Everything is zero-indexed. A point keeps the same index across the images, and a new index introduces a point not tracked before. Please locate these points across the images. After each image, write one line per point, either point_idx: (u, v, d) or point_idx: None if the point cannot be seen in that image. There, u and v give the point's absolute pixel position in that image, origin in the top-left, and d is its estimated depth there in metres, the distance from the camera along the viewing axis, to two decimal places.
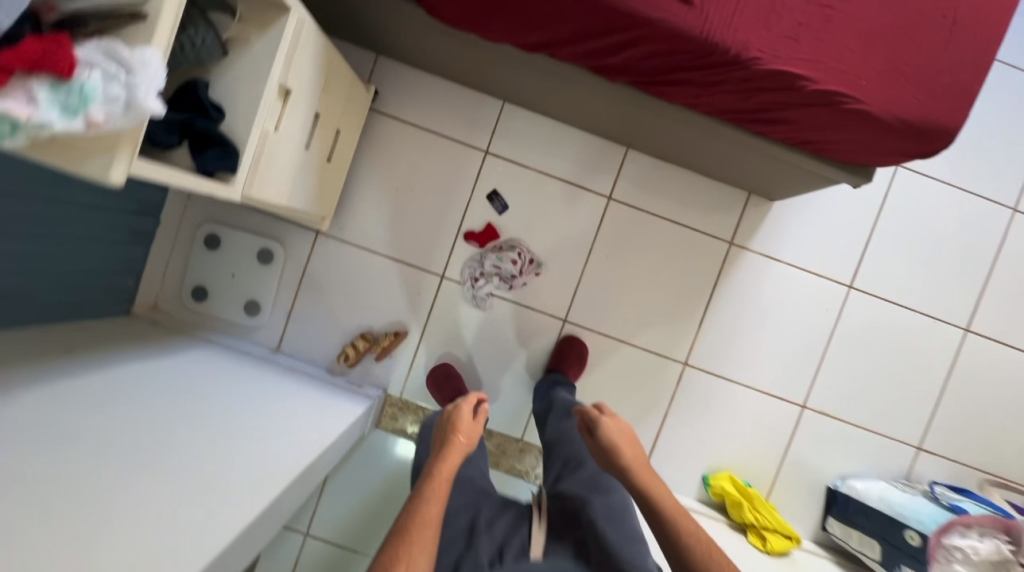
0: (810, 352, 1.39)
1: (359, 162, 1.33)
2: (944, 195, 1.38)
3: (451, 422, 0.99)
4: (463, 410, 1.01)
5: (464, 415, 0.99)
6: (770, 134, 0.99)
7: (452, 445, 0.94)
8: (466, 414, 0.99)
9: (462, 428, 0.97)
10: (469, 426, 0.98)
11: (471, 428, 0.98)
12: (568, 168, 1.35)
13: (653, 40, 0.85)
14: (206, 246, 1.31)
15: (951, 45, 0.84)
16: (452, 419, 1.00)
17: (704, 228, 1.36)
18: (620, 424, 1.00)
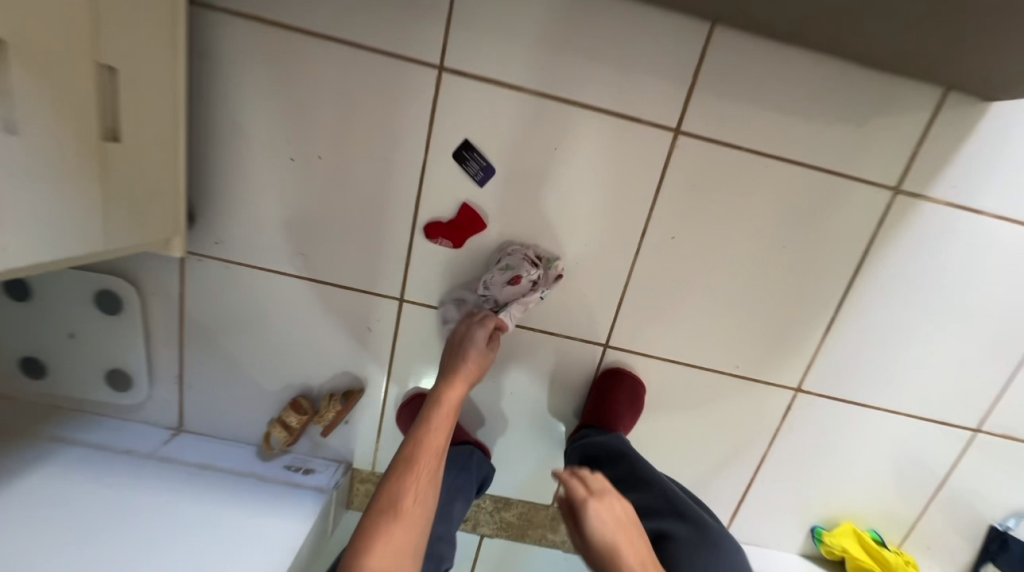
0: (1003, 353, 0.87)
1: (218, 118, 0.73)
2: None
3: (457, 343, 0.80)
4: (472, 328, 0.79)
5: (473, 336, 0.78)
6: None
7: (454, 377, 0.77)
8: (475, 335, 0.79)
9: (469, 359, 0.78)
10: (480, 356, 0.78)
11: (480, 356, 0.78)
12: (599, 81, 0.72)
13: None
14: (13, 295, 0.80)
15: None
16: (457, 338, 0.80)
17: (850, 168, 0.76)
18: (618, 508, 0.68)
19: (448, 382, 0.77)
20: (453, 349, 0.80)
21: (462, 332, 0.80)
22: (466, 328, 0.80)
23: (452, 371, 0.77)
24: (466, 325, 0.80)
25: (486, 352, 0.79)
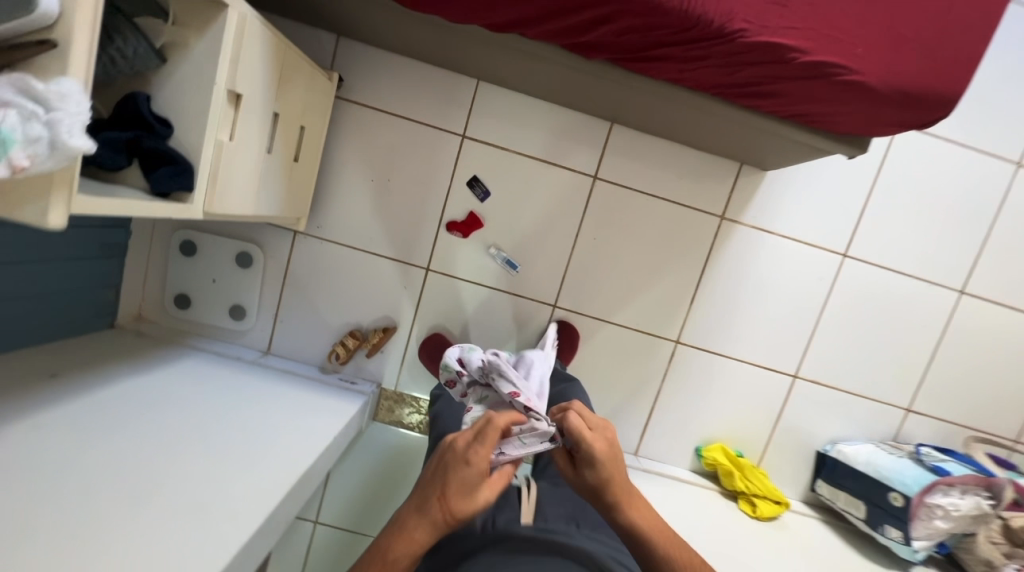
0: (802, 324, 1.39)
1: (332, 155, 1.27)
2: (943, 156, 1.33)
3: (452, 461, 0.73)
4: (476, 459, 0.72)
5: (474, 472, 0.72)
6: (760, 108, 0.93)
7: (441, 508, 0.71)
8: (475, 468, 0.72)
9: (465, 493, 0.72)
10: (465, 497, 0.72)
11: (475, 489, 0.73)
12: (551, 148, 1.29)
13: (630, 14, 0.78)
14: (184, 252, 1.28)
15: (956, 5, 0.77)
16: (454, 464, 0.72)
17: (694, 204, 1.32)
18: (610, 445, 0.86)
19: (443, 504, 0.72)
20: (448, 470, 0.73)
21: (459, 463, 0.72)
22: (466, 459, 0.72)
23: (441, 500, 0.71)
24: (467, 456, 0.73)
25: (475, 496, 0.72)
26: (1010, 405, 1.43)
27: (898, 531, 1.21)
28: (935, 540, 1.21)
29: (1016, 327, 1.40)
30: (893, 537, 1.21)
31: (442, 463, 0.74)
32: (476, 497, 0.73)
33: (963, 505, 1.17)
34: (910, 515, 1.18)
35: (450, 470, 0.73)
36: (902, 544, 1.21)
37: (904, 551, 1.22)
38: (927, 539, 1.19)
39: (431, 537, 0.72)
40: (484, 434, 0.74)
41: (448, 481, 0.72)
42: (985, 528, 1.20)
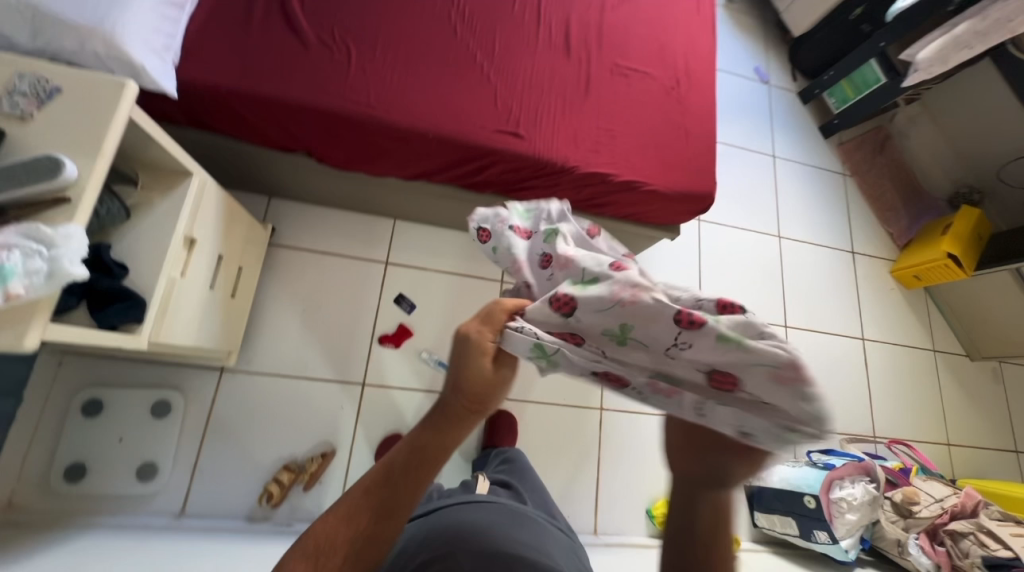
0: None
1: (264, 293, 1.39)
2: (735, 236, 1.91)
3: (459, 348, 0.57)
4: (483, 339, 0.57)
5: (484, 353, 0.57)
6: (604, 213, 1.34)
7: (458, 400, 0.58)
8: (489, 355, 0.57)
9: (482, 387, 0.58)
10: (484, 380, 0.57)
11: (490, 378, 0.58)
12: (462, 264, 1.57)
13: (503, 161, 1.16)
14: (86, 415, 1.18)
15: (693, 145, 1.28)
16: (460, 349, 0.57)
17: None
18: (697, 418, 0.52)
19: (450, 406, 0.59)
20: (456, 365, 0.58)
21: (471, 344, 0.57)
22: (471, 340, 0.57)
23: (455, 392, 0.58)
24: (474, 343, 0.57)
25: (495, 377, 0.58)
26: (856, 407, 1.82)
27: (825, 533, 1.37)
28: (856, 535, 1.39)
29: (831, 345, 1.87)
30: (823, 540, 1.37)
31: (444, 364, 0.60)
32: (494, 388, 0.58)
33: (857, 493, 1.40)
34: (825, 513, 1.36)
35: (455, 364, 0.58)
36: (832, 544, 1.36)
37: (837, 552, 1.37)
38: (848, 535, 1.37)
39: (452, 438, 0.60)
40: (506, 331, 0.58)
41: (455, 373, 0.58)
42: (882, 511, 1.41)
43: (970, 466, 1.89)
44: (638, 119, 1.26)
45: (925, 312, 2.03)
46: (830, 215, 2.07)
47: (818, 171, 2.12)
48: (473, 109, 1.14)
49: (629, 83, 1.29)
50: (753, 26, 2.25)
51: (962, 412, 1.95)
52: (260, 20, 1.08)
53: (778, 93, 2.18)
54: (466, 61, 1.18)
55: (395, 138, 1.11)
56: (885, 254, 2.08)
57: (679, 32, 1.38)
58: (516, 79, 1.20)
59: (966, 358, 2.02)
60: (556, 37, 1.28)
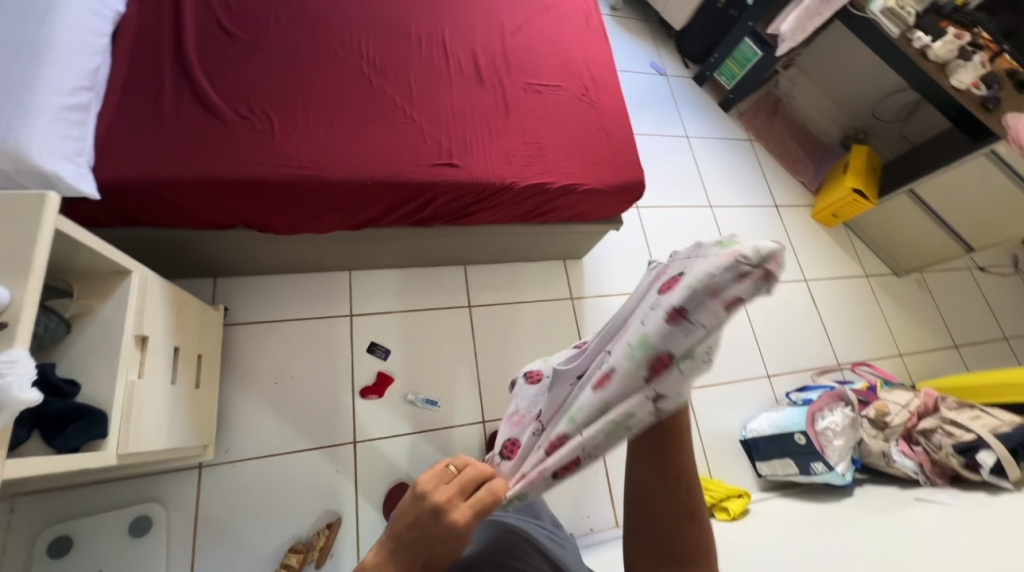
0: None
1: (230, 376, 1.33)
2: (672, 214, 2.05)
3: (427, 516, 0.56)
4: (451, 510, 0.56)
5: (450, 528, 0.55)
6: (550, 219, 1.41)
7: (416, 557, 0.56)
8: (461, 532, 0.56)
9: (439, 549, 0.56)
10: (446, 547, 0.56)
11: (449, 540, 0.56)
12: (427, 298, 1.59)
13: (444, 193, 1.20)
14: (54, 555, 1.08)
15: (614, 140, 1.39)
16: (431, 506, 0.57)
17: (548, 296, 1.72)
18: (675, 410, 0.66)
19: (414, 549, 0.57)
20: (424, 531, 0.56)
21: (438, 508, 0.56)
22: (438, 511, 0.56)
23: (416, 549, 0.56)
24: (450, 502, 0.57)
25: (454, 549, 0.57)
26: (817, 343, 1.97)
27: (821, 464, 1.46)
28: (847, 458, 1.48)
29: (780, 292, 2.03)
30: (821, 471, 1.46)
31: (413, 515, 0.57)
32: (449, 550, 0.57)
33: (838, 419, 1.50)
34: (816, 445, 1.46)
35: (423, 516, 0.56)
36: (829, 472, 1.45)
37: (836, 478, 1.46)
38: (841, 459, 1.47)
39: None
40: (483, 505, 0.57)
41: (420, 523, 0.57)
42: (863, 429, 1.53)
43: (924, 371, 2.08)
44: (559, 128, 1.35)
45: (850, 245, 2.25)
46: (749, 177, 2.27)
47: (728, 141, 2.33)
48: (404, 149, 1.18)
49: (543, 98, 1.38)
50: (640, 26, 2.46)
51: (904, 324, 2.16)
52: (172, 105, 1.07)
53: (676, 80, 2.39)
54: (388, 106, 1.23)
55: (334, 192, 1.12)
56: (804, 201, 2.29)
57: (576, 44, 1.50)
58: (439, 114, 1.26)
59: (894, 275, 2.25)
60: (468, 69, 1.35)
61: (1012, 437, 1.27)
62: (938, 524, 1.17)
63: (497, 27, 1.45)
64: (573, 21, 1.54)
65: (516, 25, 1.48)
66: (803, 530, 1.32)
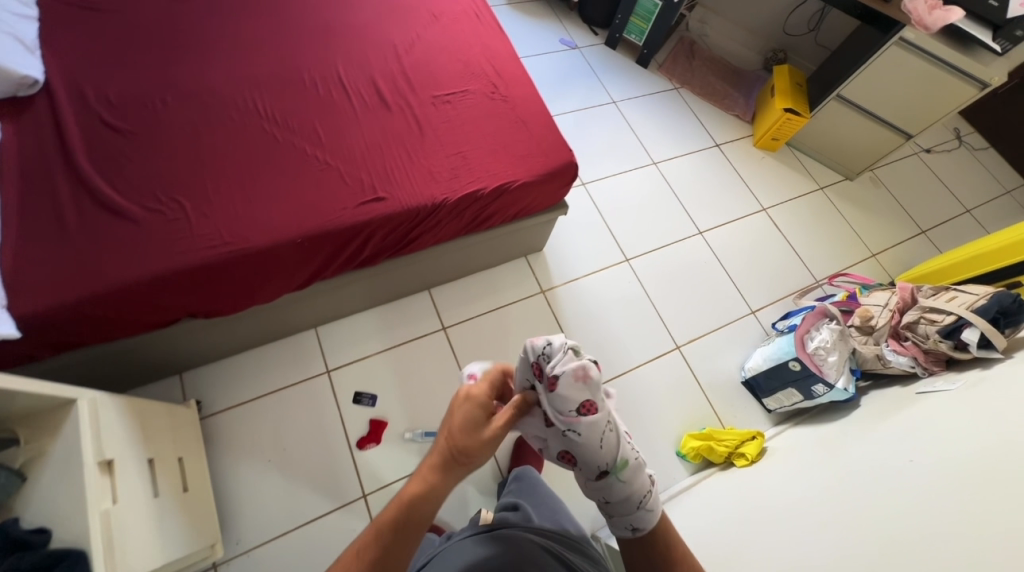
0: (647, 313, 1.78)
1: (221, 467, 1.30)
2: (620, 181, 2.05)
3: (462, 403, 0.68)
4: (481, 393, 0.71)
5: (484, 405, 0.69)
6: (495, 223, 1.39)
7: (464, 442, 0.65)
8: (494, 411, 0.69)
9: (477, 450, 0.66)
10: (485, 423, 0.67)
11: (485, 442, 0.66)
12: (400, 332, 1.57)
13: (378, 228, 1.18)
14: None
15: (535, 129, 1.37)
16: (472, 417, 0.67)
17: (520, 296, 1.71)
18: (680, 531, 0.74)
19: (454, 452, 0.65)
20: (469, 418, 0.67)
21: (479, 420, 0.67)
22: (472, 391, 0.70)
23: (463, 434, 0.65)
24: (484, 410, 0.68)
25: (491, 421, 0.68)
26: (791, 266, 1.99)
27: (822, 385, 1.47)
28: (846, 372, 1.50)
29: (743, 227, 2.04)
30: (823, 392, 1.47)
31: (455, 426, 0.66)
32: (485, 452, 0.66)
33: (826, 337, 1.53)
34: (811, 368, 1.47)
35: (466, 425, 0.66)
36: (832, 391, 1.46)
37: (840, 394, 1.47)
38: (839, 374, 1.48)
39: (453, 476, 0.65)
40: (515, 409, 0.71)
41: (464, 431, 0.65)
42: (853, 339, 1.55)
43: (899, 263, 2.11)
44: (478, 133, 1.33)
45: (798, 163, 2.27)
46: (684, 124, 2.27)
47: (655, 94, 2.33)
48: (327, 197, 1.16)
49: (454, 106, 1.37)
50: (540, 6, 2.45)
51: (868, 225, 2.20)
52: (74, 217, 1.03)
53: (589, 50, 2.38)
54: (300, 159, 1.20)
55: (267, 259, 1.09)
56: (743, 133, 2.30)
57: (474, 44, 1.49)
58: (354, 152, 1.23)
59: (848, 181, 2.28)
60: (371, 99, 1.33)
61: (988, 309, 1.29)
62: (942, 412, 1.18)
63: (390, 50, 1.43)
64: (465, 23, 1.52)
65: (410, 42, 1.46)
66: (818, 454, 1.33)
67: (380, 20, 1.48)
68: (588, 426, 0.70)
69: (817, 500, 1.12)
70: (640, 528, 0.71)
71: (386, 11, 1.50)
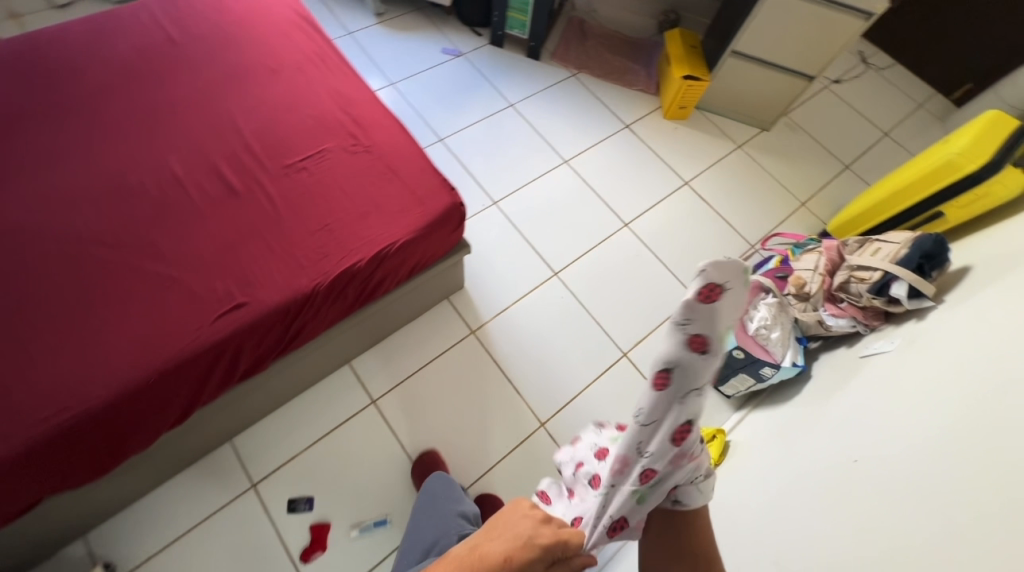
0: (587, 326, 1.69)
1: None
2: (533, 189, 1.93)
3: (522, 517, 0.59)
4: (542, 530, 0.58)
5: (534, 539, 0.56)
6: (390, 287, 1.27)
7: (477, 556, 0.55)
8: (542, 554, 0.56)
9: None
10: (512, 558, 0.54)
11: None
12: (326, 419, 1.44)
13: (248, 338, 1.04)
14: None
15: (407, 176, 1.24)
16: (533, 550, 0.55)
17: (450, 344, 1.59)
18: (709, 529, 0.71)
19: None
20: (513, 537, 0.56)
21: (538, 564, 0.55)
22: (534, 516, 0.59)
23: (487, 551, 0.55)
24: (545, 560, 0.56)
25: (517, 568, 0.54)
26: (723, 237, 1.92)
27: (769, 367, 1.41)
28: (790, 346, 1.44)
29: (668, 207, 1.96)
30: (772, 373, 1.41)
31: (506, 545, 0.55)
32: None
33: (765, 315, 1.46)
34: (755, 354, 1.41)
35: (517, 561, 0.54)
36: (780, 371, 1.41)
37: (788, 371, 1.42)
38: (784, 352, 1.42)
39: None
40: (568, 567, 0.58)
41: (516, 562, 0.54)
42: (793, 307, 1.48)
43: (830, 207, 2.07)
44: (344, 198, 1.20)
45: (711, 126, 2.19)
46: (589, 111, 2.16)
47: (552, 85, 2.20)
48: (179, 321, 1.01)
49: (312, 171, 1.22)
50: (414, 17, 2.27)
51: (793, 173, 2.14)
52: None
53: (475, 54, 2.23)
54: (139, 281, 1.04)
55: (121, 410, 0.95)
56: (651, 106, 2.20)
57: (325, 93, 1.33)
58: (202, 257, 1.08)
59: (764, 132, 2.22)
60: (216, 187, 1.17)
61: (912, 258, 1.24)
62: (888, 380, 1.13)
63: (227, 122, 1.26)
64: (311, 71, 1.36)
65: (250, 108, 1.29)
66: (776, 444, 1.28)
67: (212, 90, 1.31)
68: (702, 379, 0.58)
69: (777, 509, 1.05)
70: (686, 504, 0.66)
71: (217, 78, 1.33)
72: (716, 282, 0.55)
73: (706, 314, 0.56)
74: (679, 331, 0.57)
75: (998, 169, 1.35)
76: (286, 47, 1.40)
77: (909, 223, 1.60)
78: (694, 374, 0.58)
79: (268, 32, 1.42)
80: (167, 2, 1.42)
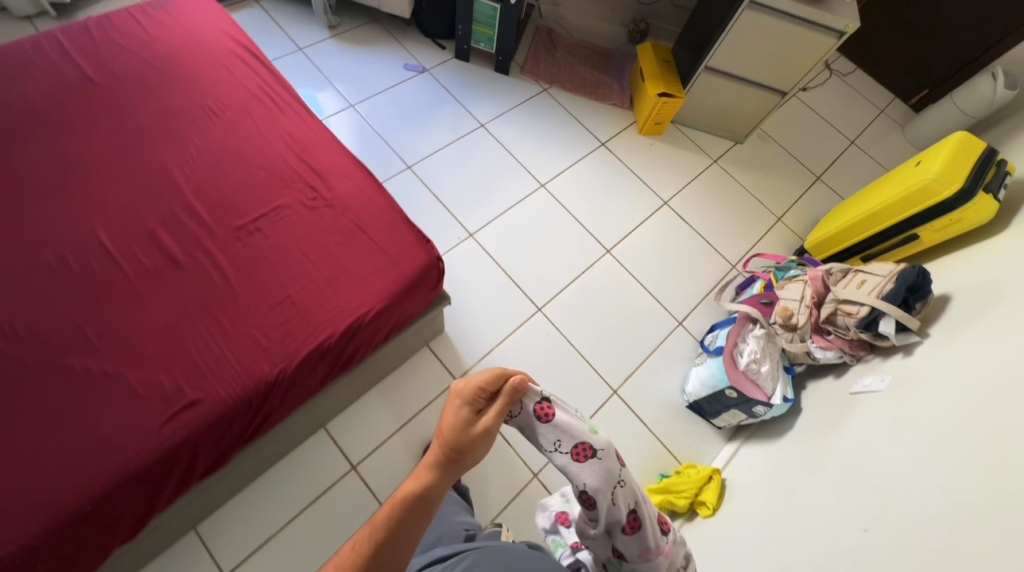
0: (575, 364, 1.63)
1: None
2: (511, 218, 1.83)
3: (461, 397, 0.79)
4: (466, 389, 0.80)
5: (468, 400, 0.79)
6: (366, 354, 1.16)
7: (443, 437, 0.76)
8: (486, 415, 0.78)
9: (473, 447, 0.76)
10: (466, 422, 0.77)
11: (481, 438, 0.77)
12: (303, 493, 1.31)
13: (205, 440, 0.91)
14: None
15: (378, 233, 1.12)
16: (466, 415, 0.77)
17: (433, 395, 1.49)
18: None
19: (452, 452, 0.75)
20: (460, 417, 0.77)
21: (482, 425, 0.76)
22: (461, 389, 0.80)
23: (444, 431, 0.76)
24: (472, 405, 0.78)
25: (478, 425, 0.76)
26: (705, 258, 1.89)
27: (761, 405, 1.40)
28: (781, 379, 1.43)
29: (649, 230, 1.92)
30: (765, 411, 1.40)
31: (444, 429, 0.76)
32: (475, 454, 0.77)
33: (754, 349, 1.44)
34: (748, 393, 1.39)
35: (459, 430, 0.76)
36: (772, 408, 1.40)
37: (780, 408, 1.41)
38: (775, 387, 1.42)
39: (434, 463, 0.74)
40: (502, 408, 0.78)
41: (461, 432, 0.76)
42: (781, 337, 1.47)
43: (805, 220, 2.08)
44: (306, 262, 1.07)
45: (687, 141, 2.16)
46: (563, 128, 2.07)
47: (524, 102, 2.09)
48: (118, 427, 0.87)
49: (268, 233, 1.08)
50: (371, 29, 2.10)
51: (768, 187, 2.14)
52: None
53: (440, 70, 2.09)
54: (68, 383, 0.89)
55: (54, 547, 0.81)
56: (626, 121, 2.14)
57: (276, 137, 1.18)
58: (142, 346, 0.94)
59: (738, 145, 2.20)
60: (154, 258, 1.02)
61: (897, 293, 1.24)
62: (888, 426, 1.11)
63: (163, 177, 1.10)
64: (259, 111, 1.21)
65: (189, 159, 1.13)
66: (777, 488, 1.26)
67: (143, 138, 1.14)
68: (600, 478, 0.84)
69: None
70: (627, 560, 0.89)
71: (148, 124, 1.15)
72: (547, 402, 0.85)
73: (577, 430, 0.84)
74: (528, 406, 0.85)
75: (970, 196, 1.36)
76: (228, 84, 1.24)
77: (886, 244, 1.62)
78: (607, 477, 0.84)
79: (206, 67, 1.25)
80: (80, 32, 1.23)
